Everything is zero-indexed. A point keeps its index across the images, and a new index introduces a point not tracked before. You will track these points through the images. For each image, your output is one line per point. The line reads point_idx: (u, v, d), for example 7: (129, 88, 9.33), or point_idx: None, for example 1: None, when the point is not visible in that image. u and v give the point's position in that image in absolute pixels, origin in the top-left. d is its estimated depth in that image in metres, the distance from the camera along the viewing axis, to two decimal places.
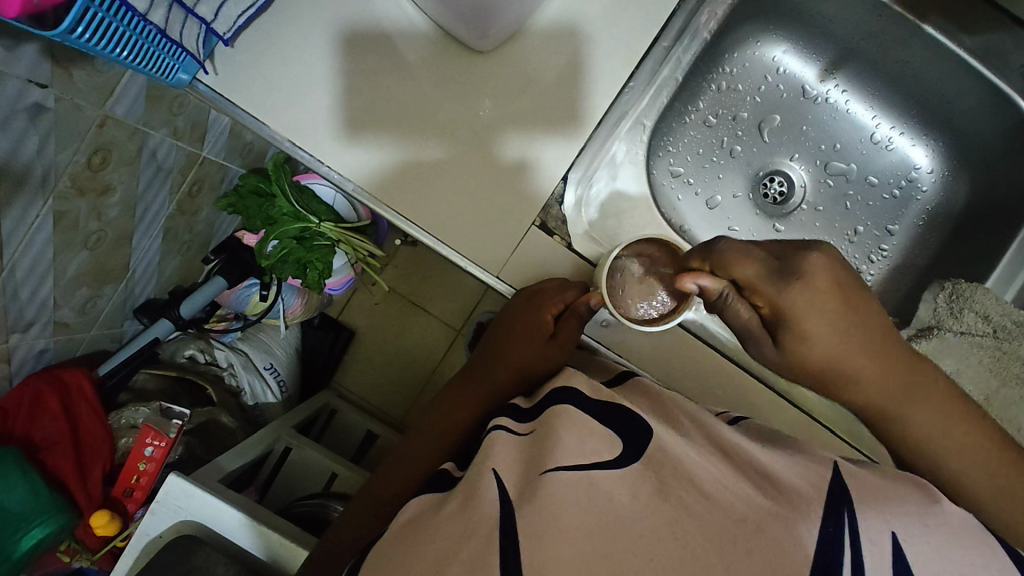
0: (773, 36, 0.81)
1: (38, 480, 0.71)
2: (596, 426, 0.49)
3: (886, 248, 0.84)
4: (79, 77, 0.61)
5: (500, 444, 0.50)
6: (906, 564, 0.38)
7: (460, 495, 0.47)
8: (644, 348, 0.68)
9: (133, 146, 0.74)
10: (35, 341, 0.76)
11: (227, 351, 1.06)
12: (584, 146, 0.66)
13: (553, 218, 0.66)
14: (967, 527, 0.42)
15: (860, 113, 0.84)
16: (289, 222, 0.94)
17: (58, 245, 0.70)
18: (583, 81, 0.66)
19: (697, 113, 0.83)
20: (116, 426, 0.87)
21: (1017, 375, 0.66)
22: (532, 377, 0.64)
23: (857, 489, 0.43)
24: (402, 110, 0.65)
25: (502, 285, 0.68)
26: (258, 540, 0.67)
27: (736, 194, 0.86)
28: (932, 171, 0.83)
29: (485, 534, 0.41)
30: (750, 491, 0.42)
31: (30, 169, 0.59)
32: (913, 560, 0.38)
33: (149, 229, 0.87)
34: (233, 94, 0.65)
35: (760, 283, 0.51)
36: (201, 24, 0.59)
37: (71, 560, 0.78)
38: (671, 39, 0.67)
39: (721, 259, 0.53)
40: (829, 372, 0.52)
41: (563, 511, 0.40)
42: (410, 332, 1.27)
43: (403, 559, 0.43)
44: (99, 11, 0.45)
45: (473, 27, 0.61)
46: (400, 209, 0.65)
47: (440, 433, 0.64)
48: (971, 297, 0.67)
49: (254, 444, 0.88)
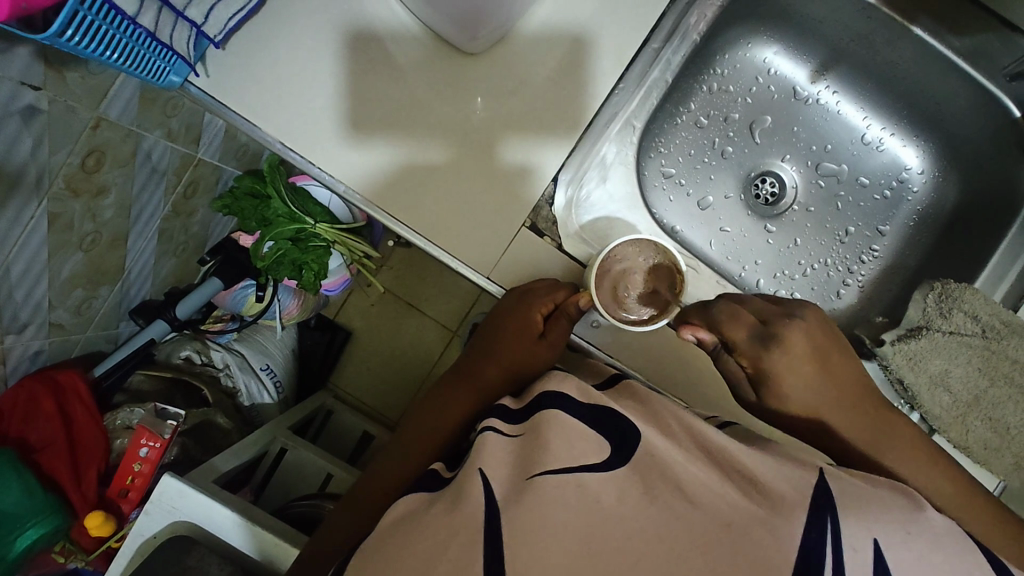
0: (763, 37, 0.81)
1: (32, 481, 0.72)
2: (585, 429, 0.50)
3: (877, 249, 0.85)
4: (72, 79, 0.62)
5: (489, 445, 0.50)
6: (887, 569, 0.38)
7: (448, 496, 0.47)
8: (635, 349, 0.68)
9: (127, 148, 0.74)
10: (30, 342, 0.76)
11: (223, 351, 1.07)
12: (575, 146, 0.66)
13: (543, 219, 0.66)
14: (950, 533, 0.42)
15: (851, 114, 0.84)
16: (284, 223, 0.94)
17: (53, 246, 0.70)
18: (574, 82, 0.66)
19: (688, 114, 0.83)
20: (111, 427, 0.87)
21: (1006, 374, 0.66)
22: (522, 376, 0.65)
23: (841, 493, 0.43)
24: (392, 112, 0.65)
25: (493, 286, 0.68)
26: (252, 541, 0.67)
27: (727, 194, 0.86)
28: (923, 171, 0.83)
29: (472, 534, 0.41)
30: (735, 495, 0.42)
31: (25, 170, 0.60)
32: (894, 565, 0.38)
33: (144, 230, 0.88)
34: (225, 96, 0.65)
35: (749, 343, 0.55)
36: (191, 27, 0.58)
37: (66, 561, 0.79)
38: (661, 41, 0.67)
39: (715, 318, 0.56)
40: (802, 405, 0.57)
41: (549, 513, 0.40)
42: (406, 333, 1.27)
43: (391, 558, 0.43)
44: (88, 15, 0.45)
45: (463, 29, 0.61)
46: (390, 210, 0.65)
47: (431, 432, 0.64)
48: (960, 297, 0.67)
49: (249, 444, 0.88)
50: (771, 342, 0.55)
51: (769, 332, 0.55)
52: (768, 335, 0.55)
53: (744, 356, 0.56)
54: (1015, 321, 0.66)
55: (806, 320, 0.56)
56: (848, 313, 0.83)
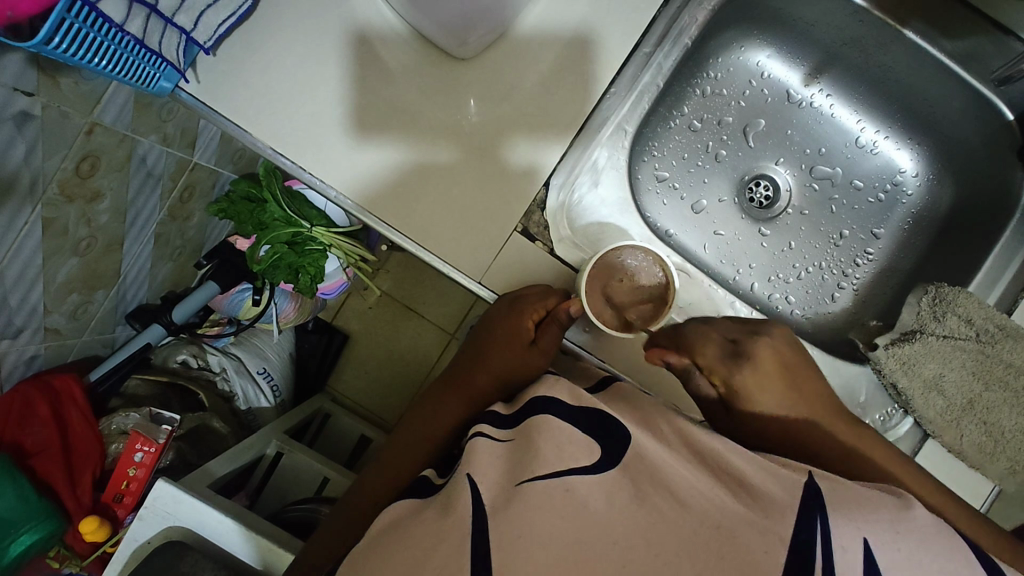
0: (757, 41, 0.81)
1: (27, 487, 0.72)
2: (576, 434, 0.49)
3: (872, 252, 0.84)
4: (66, 85, 0.62)
5: (480, 450, 0.50)
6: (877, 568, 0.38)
7: (439, 502, 0.47)
8: (630, 355, 0.68)
9: (122, 153, 0.74)
10: (25, 347, 0.76)
11: (220, 355, 1.07)
12: (567, 151, 0.66)
13: (535, 224, 0.66)
14: (940, 533, 0.42)
15: (845, 118, 0.84)
16: (281, 227, 0.95)
17: (47, 251, 0.70)
18: (566, 84, 0.66)
19: (682, 118, 0.83)
20: (106, 432, 0.87)
21: (1000, 378, 0.66)
22: (513, 383, 0.65)
23: (831, 494, 0.43)
24: (383, 115, 0.65)
25: (485, 291, 0.68)
26: (249, 547, 0.67)
27: (721, 198, 0.86)
28: (917, 174, 0.83)
29: (460, 538, 0.41)
30: (725, 497, 0.42)
31: (18, 175, 0.60)
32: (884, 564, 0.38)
33: (139, 235, 0.88)
34: (216, 102, 0.65)
35: (719, 363, 0.58)
36: (181, 33, 0.58)
37: (60, 566, 0.77)
38: (653, 45, 0.67)
39: (688, 341, 0.59)
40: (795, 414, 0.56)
41: (537, 518, 0.40)
42: (402, 337, 1.27)
43: (381, 563, 0.43)
44: (77, 22, 0.46)
45: (454, 35, 0.62)
46: (382, 215, 0.65)
47: (422, 439, 0.64)
48: (954, 301, 0.67)
49: (244, 450, 0.88)
50: (741, 360, 0.58)
51: (736, 351, 0.58)
52: (736, 353, 0.58)
53: (715, 373, 0.58)
54: (1009, 324, 0.66)
55: (770, 342, 0.57)
56: (843, 316, 0.83)
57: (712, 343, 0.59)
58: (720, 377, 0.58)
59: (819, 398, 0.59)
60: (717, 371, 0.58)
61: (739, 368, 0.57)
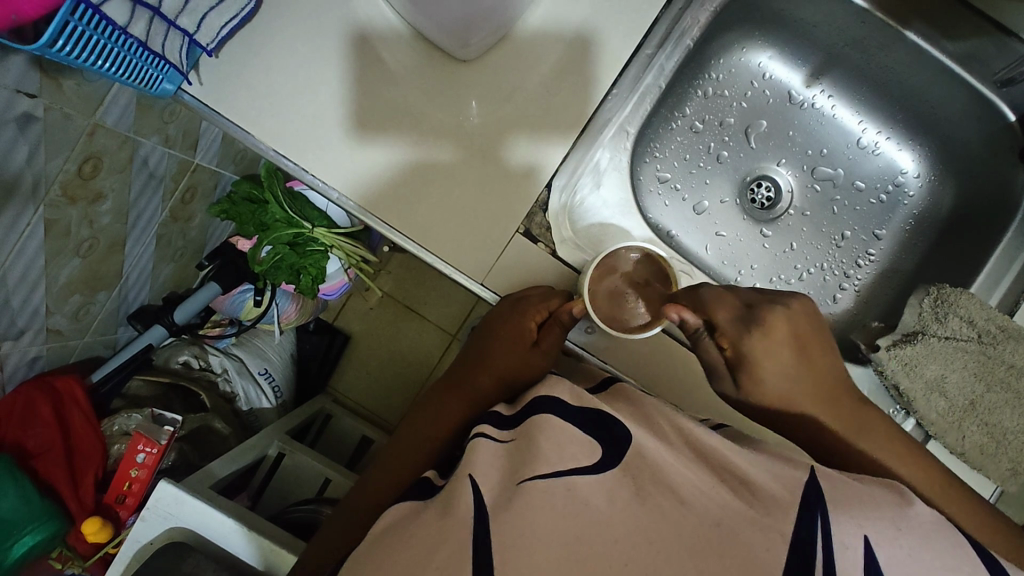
0: (758, 42, 0.81)
1: (29, 488, 0.72)
2: (577, 434, 0.49)
3: (873, 253, 0.84)
4: (68, 87, 0.62)
5: (482, 451, 0.50)
6: (877, 565, 0.38)
7: (441, 502, 0.47)
8: (631, 356, 0.68)
9: (124, 155, 0.74)
10: (28, 348, 0.77)
11: (221, 356, 1.07)
12: (569, 152, 0.66)
13: (537, 225, 0.66)
14: (940, 531, 0.42)
15: (846, 119, 0.84)
16: (282, 228, 0.95)
17: (50, 252, 0.70)
18: (569, 84, 0.66)
19: (683, 119, 0.83)
20: (109, 433, 0.87)
21: (1002, 379, 0.66)
22: (514, 385, 0.65)
23: (832, 492, 0.43)
24: (385, 116, 0.65)
25: (487, 293, 0.68)
26: (251, 547, 0.67)
27: (723, 199, 0.86)
28: (919, 175, 0.83)
29: (462, 538, 0.41)
30: (725, 495, 0.42)
31: (20, 177, 0.60)
32: (884, 561, 0.38)
33: (141, 236, 0.88)
34: (219, 104, 0.65)
35: (733, 326, 0.57)
36: (184, 36, 0.58)
37: (63, 567, 0.78)
38: (654, 47, 0.67)
39: (702, 300, 0.58)
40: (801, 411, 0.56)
41: (539, 517, 0.41)
42: (404, 337, 1.27)
43: (382, 562, 0.43)
44: (80, 25, 0.46)
45: (456, 37, 0.62)
46: (384, 217, 0.65)
47: (424, 440, 0.64)
48: (956, 302, 0.67)
49: (245, 451, 0.88)
50: (754, 325, 0.56)
51: (752, 315, 0.57)
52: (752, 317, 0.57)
53: (726, 334, 0.57)
54: (1010, 325, 0.66)
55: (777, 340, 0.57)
56: (845, 317, 0.83)
57: (728, 304, 0.58)
58: (732, 339, 0.57)
59: (835, 395, 0.58)
60: (729, 333, 0.57)
61: (751, 332, 0.56)
